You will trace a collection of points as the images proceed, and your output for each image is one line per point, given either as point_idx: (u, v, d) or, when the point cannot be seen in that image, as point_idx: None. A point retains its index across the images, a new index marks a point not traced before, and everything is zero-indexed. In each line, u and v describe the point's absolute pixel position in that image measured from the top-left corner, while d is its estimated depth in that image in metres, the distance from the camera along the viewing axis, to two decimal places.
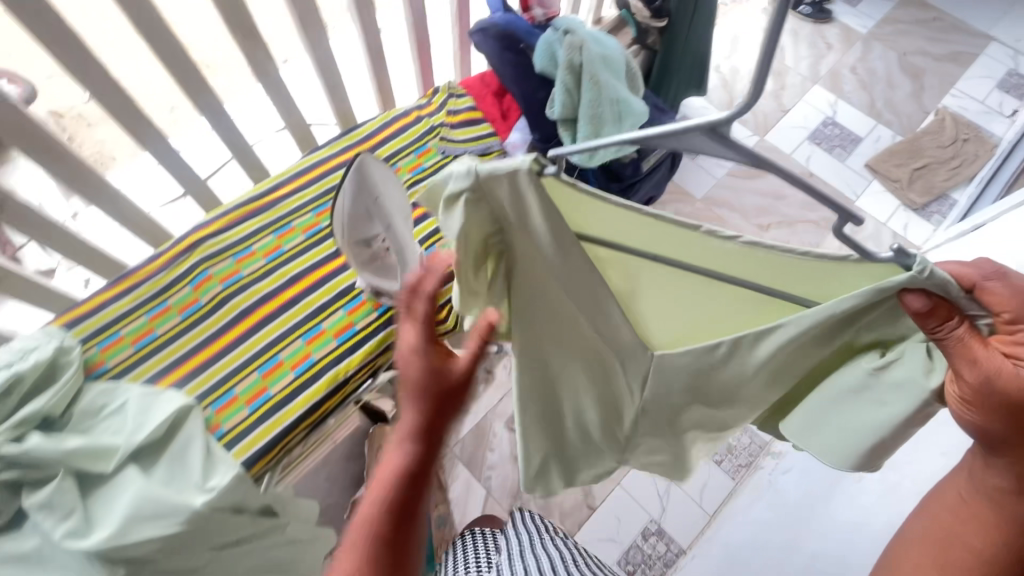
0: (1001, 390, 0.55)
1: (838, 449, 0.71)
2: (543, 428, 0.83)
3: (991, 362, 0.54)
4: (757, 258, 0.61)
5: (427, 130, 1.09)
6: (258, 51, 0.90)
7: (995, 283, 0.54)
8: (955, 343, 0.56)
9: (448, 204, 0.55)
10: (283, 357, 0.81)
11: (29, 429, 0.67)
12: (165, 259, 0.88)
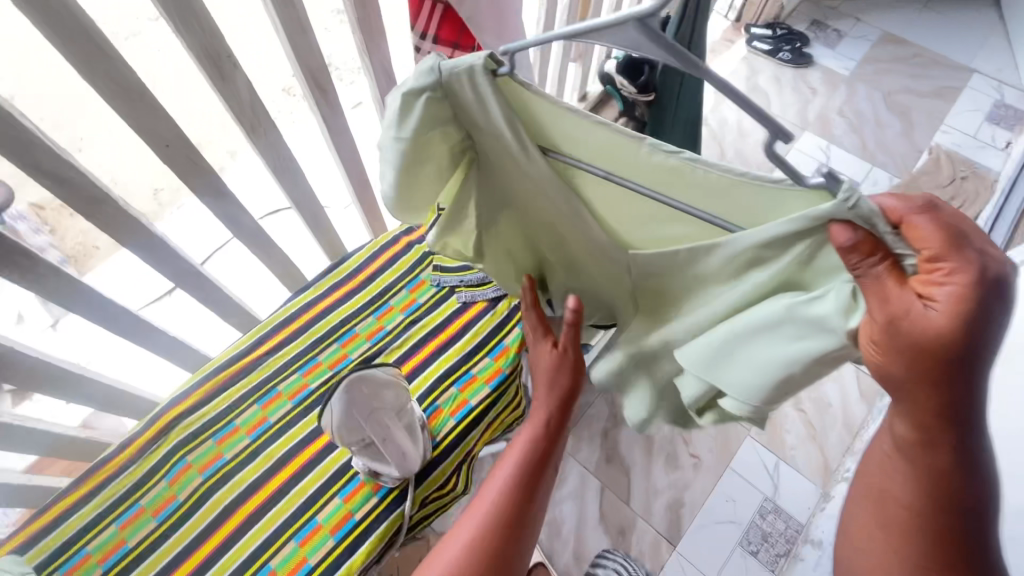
0: (914, 336, 0.47)
1: (748, 389, 0.60)
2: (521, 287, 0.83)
3: (901, 298, 0.46)
4: (690, 183, 0.55)
5: (419, 258, 1.00)
6: (230, 207, 0.83)
7: (925, 216, 0.44)
8: (870, 275, 0.47)
9: (406, 100, 0.54)
10: (273, 566, 0.72)
11: None
12: (137, 447, 0.79)
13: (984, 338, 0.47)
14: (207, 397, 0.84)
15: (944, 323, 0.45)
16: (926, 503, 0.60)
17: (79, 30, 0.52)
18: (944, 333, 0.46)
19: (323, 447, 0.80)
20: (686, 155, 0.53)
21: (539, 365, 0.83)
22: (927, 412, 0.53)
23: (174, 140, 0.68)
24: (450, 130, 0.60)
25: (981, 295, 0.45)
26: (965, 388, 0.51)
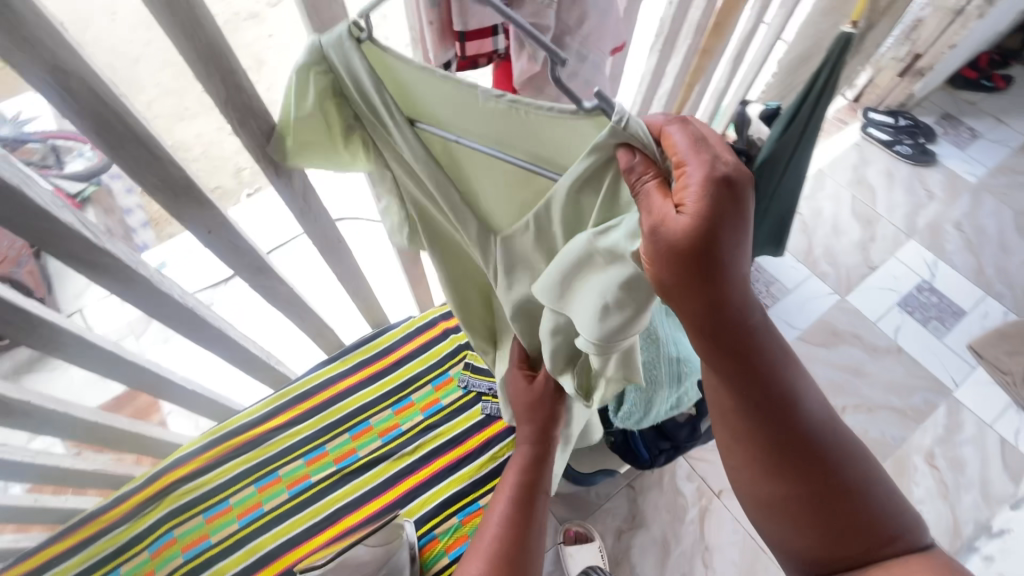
0: (667, 251, 0.40)
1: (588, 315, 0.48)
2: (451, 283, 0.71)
3: (656, 210, 0.40)
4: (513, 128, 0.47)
5: (452, 351, 0.94)
6: (266, 279, 0.79)
7: (674, 128, 0.42)
8: (639, 190, 0.42)
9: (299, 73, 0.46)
10: None
11: None
12: (132, 505, 0.78)
13: (730, 242, 0.41)
14: (208, 465, 0.82)
15: (698, 230, 0.39)
16: (744, 407, 0.52)
17: (132, 137, 0.49)
18: (698, 242, 0.40)
19: (310, 554, 0.76)
20: (511, 98, 0.43)
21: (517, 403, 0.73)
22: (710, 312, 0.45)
23: (217, 226, 0.65)
24: (343, 111, 0.51)
25: (723, 189, 0.39)
26: (737, 269, 0.43)
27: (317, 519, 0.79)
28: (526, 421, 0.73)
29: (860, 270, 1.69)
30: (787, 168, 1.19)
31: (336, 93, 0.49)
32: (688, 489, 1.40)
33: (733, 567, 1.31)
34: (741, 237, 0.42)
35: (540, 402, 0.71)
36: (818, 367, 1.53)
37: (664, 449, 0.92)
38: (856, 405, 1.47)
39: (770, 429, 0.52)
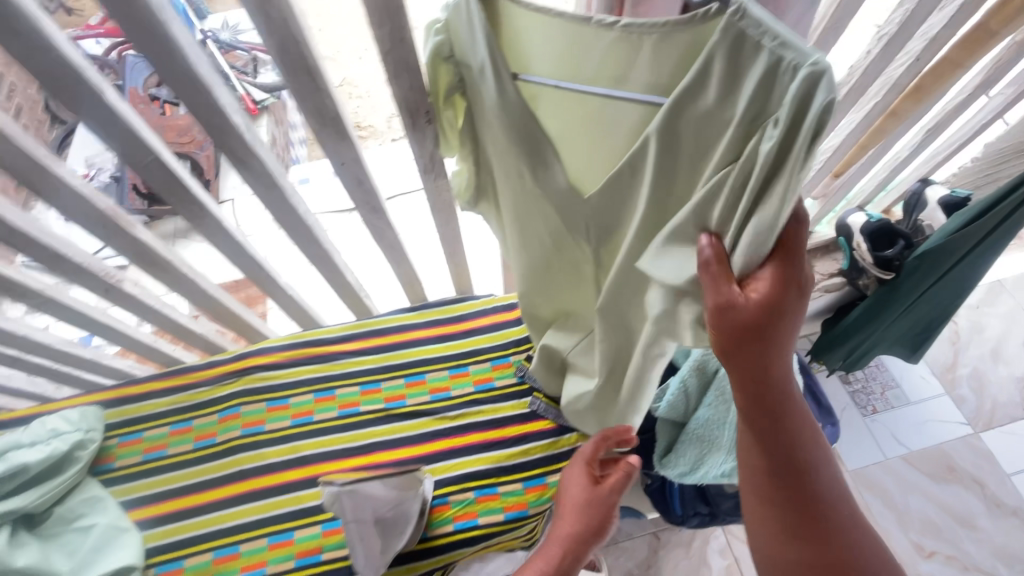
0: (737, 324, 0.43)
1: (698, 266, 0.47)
2: (534, 253, 0.71)
3: (724, 293, 0.43)
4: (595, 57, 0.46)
5: (521, 338, 0.95)
6: (378, 220, 0.86)
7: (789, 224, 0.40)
8: (705, 275, 0.44)
9: (433, 29, 0.56)
10: (241, 549, 0.75)
11: (4, 523, 0.70)
12: (216, 373, 0.90)
13: (790, 312, 0.44)
14: (284, 362, 0.91)
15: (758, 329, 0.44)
16: (779, 458, 0.52)
17: (303, 66, 0.56)
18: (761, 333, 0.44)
19: (337, 471, 0.82)
20: (620, 25, 0.42)
21: (572, 495, 0.73)
22: (750, 373, 0.48)
23: (350, 161, 0.71)
24: (453, 73, 0.60)
25: (792, 288, 0.43)
26: (785, 345, 0.47)
27: (353, 445, 0.84)
28: (568, 520, 0.72)
29: (1013, 409, 1.41)
30: (946, 271, 1.03)
31: (442, 55, 0.58)
32: (717, 563, 1.31)
33: None
34: (795, 322, 0.46)
35: (600, 505, 0.72)
36: (913, 498, 1.32)
37: (699, 513, 0.86)
38: (948, 556, 1.26)
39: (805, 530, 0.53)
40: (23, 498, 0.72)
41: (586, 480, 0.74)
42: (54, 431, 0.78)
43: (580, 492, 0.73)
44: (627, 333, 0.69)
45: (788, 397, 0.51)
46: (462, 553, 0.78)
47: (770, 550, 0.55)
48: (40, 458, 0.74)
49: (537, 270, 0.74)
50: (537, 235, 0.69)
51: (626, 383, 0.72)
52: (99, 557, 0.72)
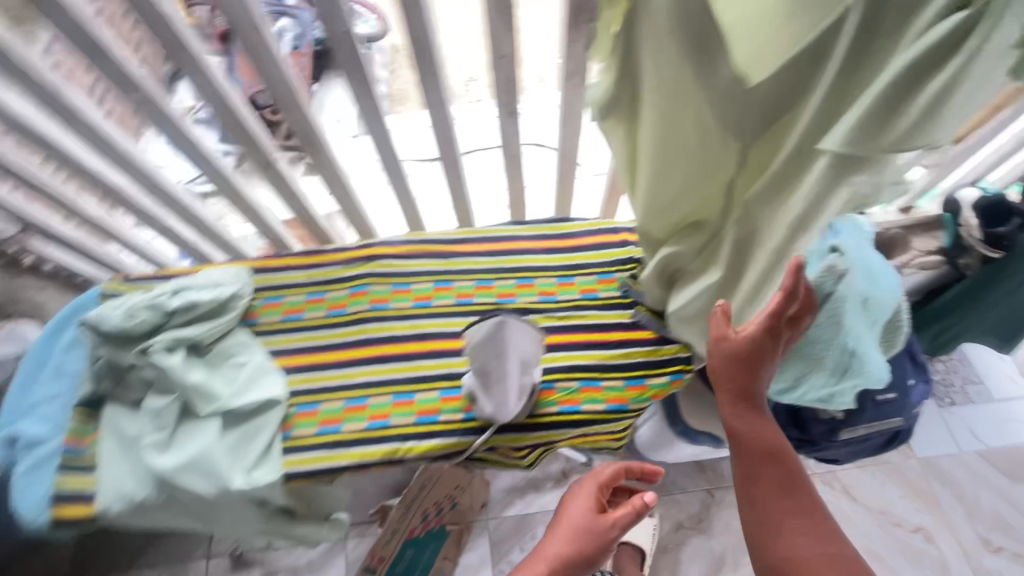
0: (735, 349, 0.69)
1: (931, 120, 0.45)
2: (672, 164, 0.75)
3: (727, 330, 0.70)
4: None
5: (626, 258, 1.00)
6: (511, 125, 0.93)
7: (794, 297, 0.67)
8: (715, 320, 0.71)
9: None
10: (369, 402, 0.84)
11: (180, 347, 0.82)
12: (347, 256, 0.99)
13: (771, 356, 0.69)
14: (407, 253, 1.00)
15: (734, 358, 0.70)
16: (757, 459, 0.68)
17: None
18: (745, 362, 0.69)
19: (455, 349, 0.89)
20: None
21: (575, 516, 0.79)
22: (739, 387, 0.70)
23: (507, 55, 0.78)
24: None
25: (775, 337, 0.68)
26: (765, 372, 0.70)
27: (469, 329, 0.91)
28: (562, 539, 0.77)
29: None
30: None
31: None
32: None
33: None
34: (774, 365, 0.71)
35: (590, 542, 0.77)
36: (986, 495, 1.35)
37: (789, 436, 0.89)
38: (1016, 554, 1.29)
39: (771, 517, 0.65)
40: (197, 329, 0.84)
41: (589, 505, 0.80)
42: (217, 279, 0.89)
43: (580, 510, 0.79)
44: (755, 230, 0.74)
45: (761, 417, 0.71)
46: (567, 430, 0.84)
47: (759, 543, 0.65)
48: (211, 297, 0.86)
49: (672, 182, 0.77)
50: (682, 142, 0.72)
51: (750, 285, 0.76)
52: (253, 387, 0.83)
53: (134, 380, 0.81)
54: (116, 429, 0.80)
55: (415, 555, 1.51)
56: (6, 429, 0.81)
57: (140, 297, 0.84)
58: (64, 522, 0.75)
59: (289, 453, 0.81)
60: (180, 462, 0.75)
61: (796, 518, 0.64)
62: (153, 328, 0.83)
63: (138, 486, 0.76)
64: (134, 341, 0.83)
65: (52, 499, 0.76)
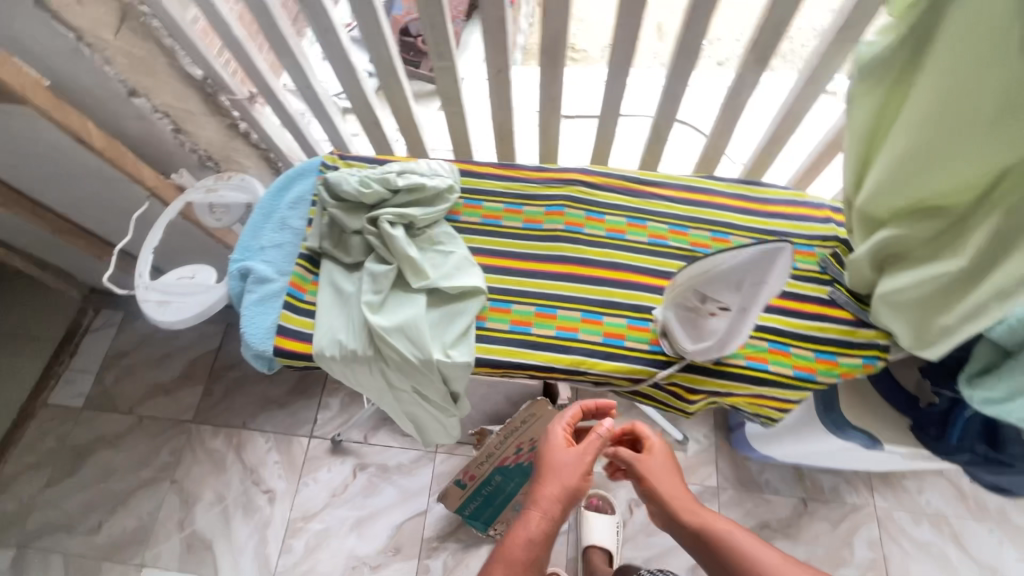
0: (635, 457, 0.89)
1: None
2: (941, 140, 0.70)
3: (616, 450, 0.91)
4: None
5: (827, 236, 0.97)
6: (752, 73, 0.90)
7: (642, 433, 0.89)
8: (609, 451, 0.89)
9: None
10: (559, 313, 0.87)
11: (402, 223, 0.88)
12: (544, 176, 1.01)
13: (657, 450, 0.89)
14: (603, 185, 1.01)
15: (665, 476, 0.87)
16: (682, 511, 0.83)
17: None
18: (672, 466, 0.88)
19: (646, 283, 0.90)
20: None
21: (550, 460, 0.82)
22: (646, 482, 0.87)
23: None
24: None
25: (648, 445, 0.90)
26: (659, 462, 0.88)
27: (660, 269, 0.92)
28: (548, 483, 0.80)
29: None
30: None
31: None
32: None
33: None
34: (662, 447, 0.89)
35: (568, 466, 0.81)
36: None
37: (974, 451, 0.85)
38: None
39: (733, 561, 0.77)
40: (418, 210, 0.90)
41: (559, 444, 0.84)
42: (437, 170, 0.94)
43: (556, 454, 0.82)
44: None
45: (674, 479, 0.87)
46: (754, 387, 0.84)
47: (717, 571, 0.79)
48: (434, 184, 0.91)
49: (929, 159, 0.72)
50: (966, 118, 0.67)
51: (998, 282, 0.70)
52: (457, 274, 0.87)
53: (357, 243, 0.88)
54: (333, 282, 0.87)
55: (502, 483, 1.54)
56: (239, 263, 0.90)
57: (374, 171, 0.90)
58: (284, 352, 0.83)
59: (480, 341, 0.85)
60: (393, 324, 0.82)
61: (743, 543, 0.79)
62: (381, 200, 0.89)
63: (350, 336, 0.83)
64: (362, 209, 0.89)
65: (277, 331, 0.84)
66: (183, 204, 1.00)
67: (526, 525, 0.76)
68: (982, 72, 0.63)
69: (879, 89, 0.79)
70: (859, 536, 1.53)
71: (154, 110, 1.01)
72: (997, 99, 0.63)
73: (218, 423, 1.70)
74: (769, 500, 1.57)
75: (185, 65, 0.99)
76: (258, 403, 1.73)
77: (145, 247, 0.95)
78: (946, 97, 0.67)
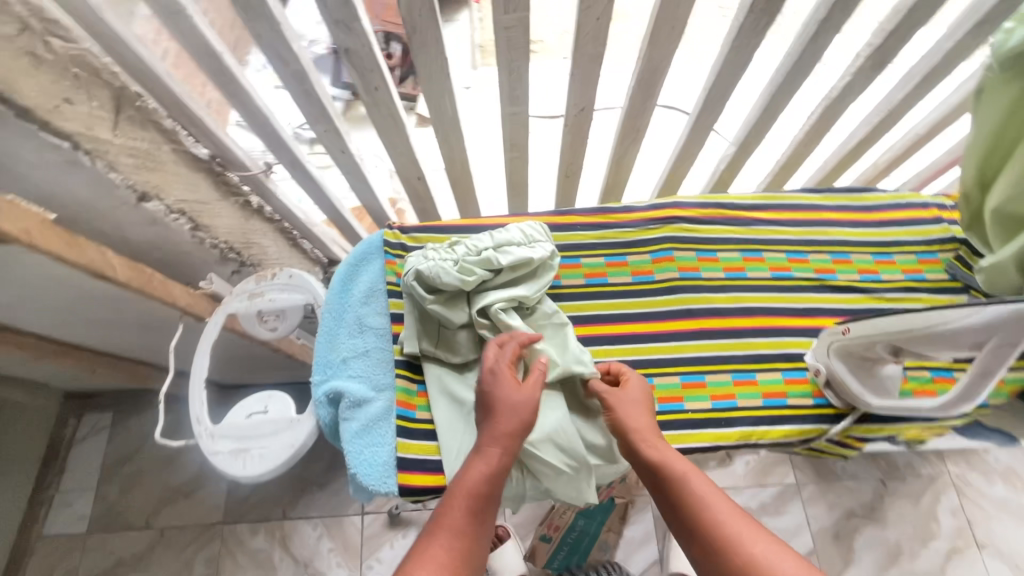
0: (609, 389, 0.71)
1: None
2: None
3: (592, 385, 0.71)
4: None
5: (945, 238, 0.93)
6: (865, 79, 0.81)
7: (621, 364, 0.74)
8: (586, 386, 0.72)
9: None
10: (707, 379, 0.78)
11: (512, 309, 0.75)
12: (640, 217, 0.89)
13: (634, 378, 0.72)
14: (703, 217, 0.91)
15: (631, 407, 0.67)
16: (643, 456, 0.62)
17: None
18: (631, 402, 0.68)
19: (787, 326, 0.81)
20: None
21: (493, 397, 0.65)
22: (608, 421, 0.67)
23: None
24: None
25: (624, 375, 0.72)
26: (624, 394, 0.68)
27: (795, 306, 0.83)
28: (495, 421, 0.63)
29: None
30: None
31: None
32: (947, 521, 1.36)
33: None
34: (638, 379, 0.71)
35: (532, 404, 0.64)
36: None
37: None
38: None
39: (686, 520, 0.55)
40: (524, 288, 0.76)
41: (506, 381, 0.66)
42: (533, 234, 0.79)
43: (498, 384, 0.66)
44: None
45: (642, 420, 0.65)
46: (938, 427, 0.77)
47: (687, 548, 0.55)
48: (540, 255, 0.77)
49: None
50: None
51: None
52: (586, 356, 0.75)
53: (464, 340, 0.76)
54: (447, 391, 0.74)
55: (585, 526, 1.34)
56: (323, 386, 0.76)
57: (467, 250, 0.75)
58: (416, 491, 0.70)
59: None
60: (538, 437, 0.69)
61: (708, 498, 0.55)
62: (483, 286, 0.75)
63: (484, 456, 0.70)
64: (461, 298, 0.76)
65: (398, 466, 0.70)
66: (227, 317, 0.82)
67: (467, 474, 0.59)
68: None
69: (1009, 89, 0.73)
70: (940, 506, 1.38)
71: (169, 212, 0.83)
72: None
73: (257, 519, 1.34)
74: (848, 485, 1.40)
75: (190, 148, 0.81)
76: (298, 486, 1.38)
77: (194, 381, 0.78)
78: None
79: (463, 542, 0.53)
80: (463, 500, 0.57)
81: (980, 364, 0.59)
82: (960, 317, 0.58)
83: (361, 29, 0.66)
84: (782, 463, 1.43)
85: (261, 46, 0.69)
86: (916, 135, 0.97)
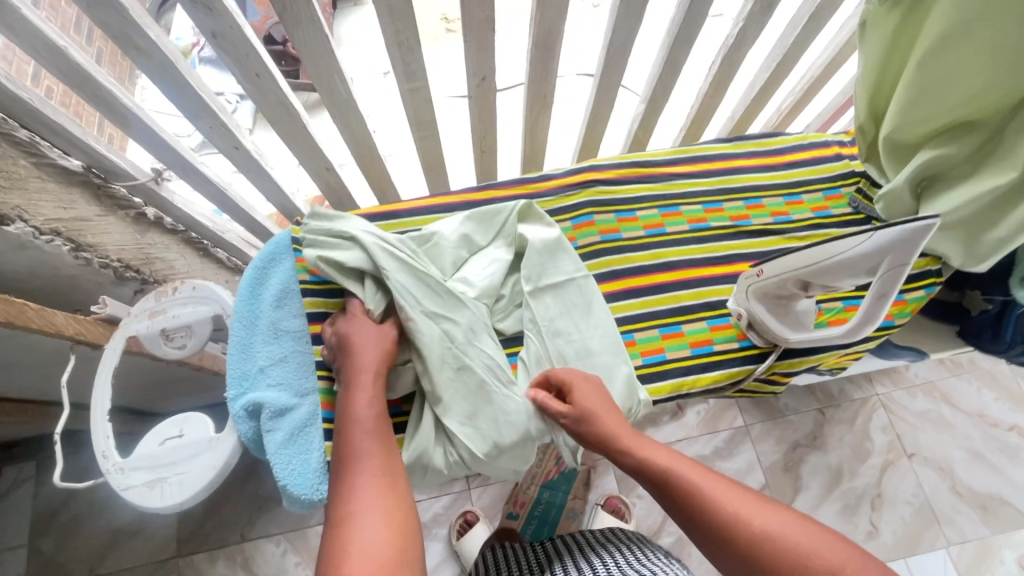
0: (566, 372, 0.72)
1: None
2: (935, 80, 0.75)
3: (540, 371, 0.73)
4: None
5: (846, 173, 0.98)
6: (757, 23, 0.82)
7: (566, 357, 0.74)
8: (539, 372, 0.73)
9: None
10: (636, 337, 0.78)
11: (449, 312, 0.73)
12: (557, 184, 0.89)
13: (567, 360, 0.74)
14: (620, 178, 0.91)
15: (585, 415, 0.65)
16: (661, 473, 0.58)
17: None
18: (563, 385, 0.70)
19: (708, 276, 0.83)
20: None
21: (350, 332, 0.69)
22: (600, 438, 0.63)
23: None
24: None
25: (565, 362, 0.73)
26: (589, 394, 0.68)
27: (714, 254, 0.85)
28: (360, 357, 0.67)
29: None
30: None
31: None
32: (880, 439, 1.46)
33: (902, 521, 1.39)
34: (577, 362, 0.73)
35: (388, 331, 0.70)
36: None
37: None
38: None
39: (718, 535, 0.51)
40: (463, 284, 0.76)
41: (359, 315, 0.71)
42: None
43: (359, 325, 0.70)
44: (1011, 150, 0.75)
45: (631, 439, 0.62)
46: (861, 350, 0.82)
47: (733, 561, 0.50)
48: None
49: (918, 101, 0.78)
50: (955, 60, 0.72)
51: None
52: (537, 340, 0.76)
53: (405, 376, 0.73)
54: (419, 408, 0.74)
55: (551, 498, 1.35)
56: (242, 399, 0.71)
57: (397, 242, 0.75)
58: None
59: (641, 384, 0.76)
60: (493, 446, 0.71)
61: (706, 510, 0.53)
62: (414, 304, 0.71)
63: (450, 472, 0.72)
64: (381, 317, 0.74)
65: None
66: (126, 339, 0.75)
67: (355, 406, 0.64)
68: (972, 14, 0.67)
69: (878, 30, 0.78)
70: (872, 425, 1.48)
71: (40, 233, 0.74)
72: (982, 40, 0.69)
73: (212, 547, 1.27)
74: (791, 419, 1.48)
75: (58, 161, 0.73)
76: (253, 505, 1.31)
77: (96, 412, 0.71)
78: (938, 40, 0.71)
79: (375, 461, 0.59)
80: (365, 426, 0.62)
81: (876, 288, 0.62)
82: (853, 244, 0.60)
83: (224, 10, 0.61)
84: (729, 408, 1.49)
85: (115, 39, 0.62)
86: (811, 78, 1.00)
